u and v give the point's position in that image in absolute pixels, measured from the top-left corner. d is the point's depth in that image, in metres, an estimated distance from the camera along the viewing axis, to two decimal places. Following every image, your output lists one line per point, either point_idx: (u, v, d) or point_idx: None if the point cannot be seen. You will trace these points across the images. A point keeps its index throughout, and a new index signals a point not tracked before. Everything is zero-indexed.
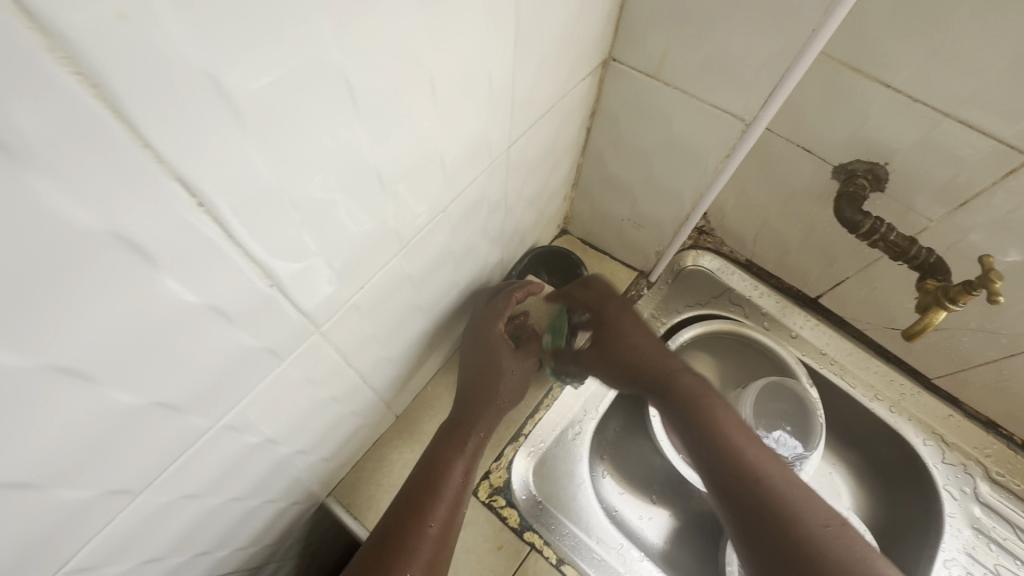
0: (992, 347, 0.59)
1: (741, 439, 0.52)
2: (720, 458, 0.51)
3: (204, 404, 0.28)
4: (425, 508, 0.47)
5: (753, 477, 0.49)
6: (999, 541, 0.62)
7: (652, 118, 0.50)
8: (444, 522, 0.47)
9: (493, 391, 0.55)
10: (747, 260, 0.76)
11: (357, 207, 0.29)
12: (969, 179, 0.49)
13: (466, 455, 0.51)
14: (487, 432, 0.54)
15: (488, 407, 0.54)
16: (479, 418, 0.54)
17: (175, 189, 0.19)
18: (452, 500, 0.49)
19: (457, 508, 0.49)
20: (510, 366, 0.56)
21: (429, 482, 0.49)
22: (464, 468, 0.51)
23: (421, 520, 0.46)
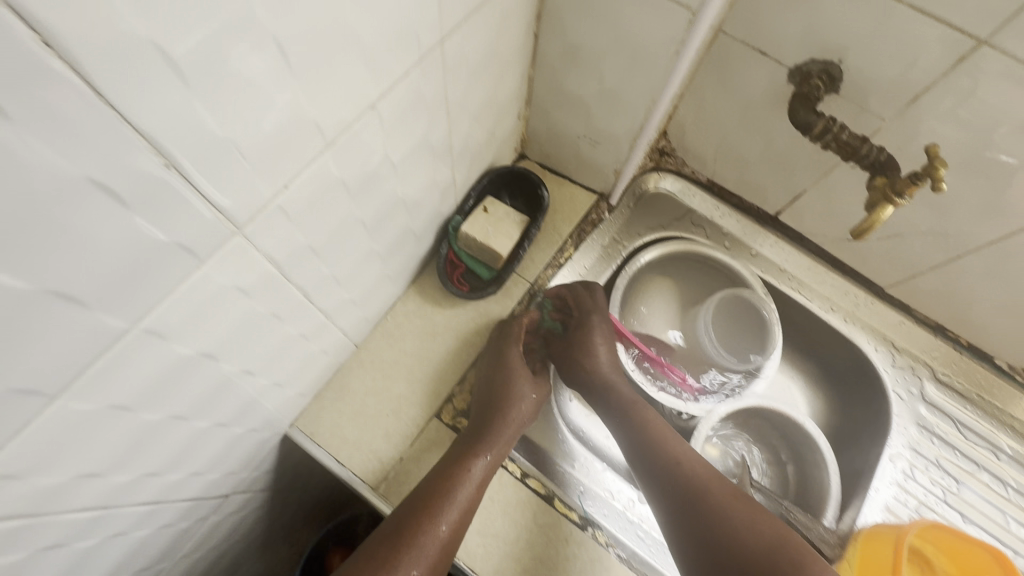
0: (940, 250, 0.60)
1: (671, 439, 0.54)
2: (648, 460, 0.53)
3: (114, 301, 0.26)
4: (438, 508, 0.48)
5: (677, 477, 0.51)
6: (940, 436, 0.66)
7: (600, 18, 0.47)
8: (453, 528, 0.48)
9: (512, 418, 0.56)
10: (709, 180, 0.74)
11: (261, 85, 0.27)
12: (920, 71, 0.48)
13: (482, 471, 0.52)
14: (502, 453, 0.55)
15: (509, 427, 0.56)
16: (498, 436, 0.54)
17: (9, 20, 0.17)
18: (462, 509, 0.49)
19: (468, 514, 0.50)
20: (527, 390, 0.59)
21: (442, 485, 0.50)
22: (481, 480, 0.52)
23: (430, 522, 0.47)
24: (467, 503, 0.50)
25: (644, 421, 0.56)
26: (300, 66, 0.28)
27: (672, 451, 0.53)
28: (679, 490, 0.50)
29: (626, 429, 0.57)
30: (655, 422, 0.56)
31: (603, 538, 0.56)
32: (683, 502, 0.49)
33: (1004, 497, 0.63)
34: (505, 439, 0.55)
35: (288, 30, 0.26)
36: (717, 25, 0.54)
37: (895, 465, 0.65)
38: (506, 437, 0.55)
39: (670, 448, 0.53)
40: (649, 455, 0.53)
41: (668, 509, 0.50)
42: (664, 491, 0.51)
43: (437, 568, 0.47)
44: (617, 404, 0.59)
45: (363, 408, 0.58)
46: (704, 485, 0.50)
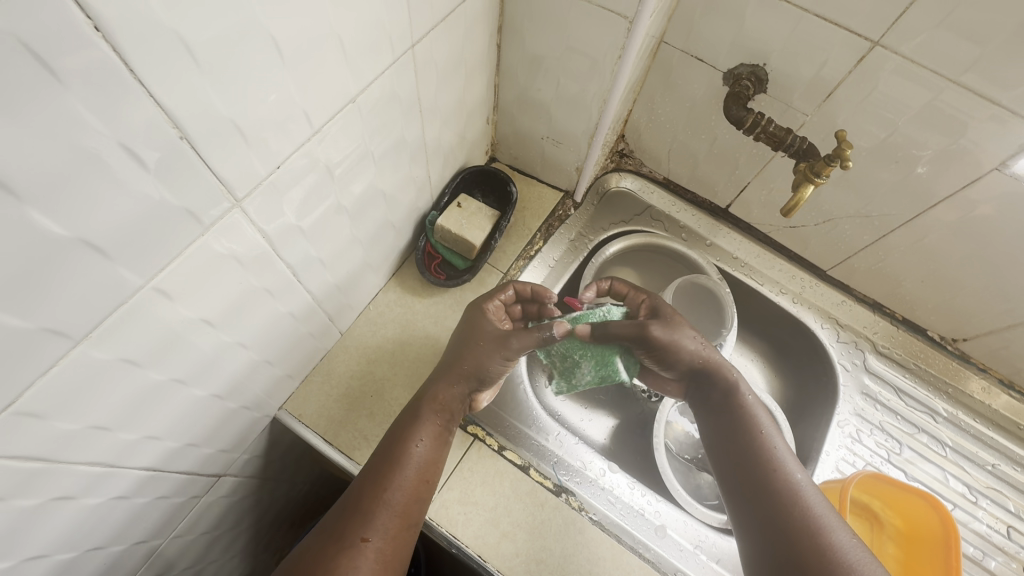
0: (867, 230, 0.68)
1: (767, 437, 0.53)
2: (749, 483, 0.51)
3: (131, 256, 0.31)
4: (387, 476, 0.49)
5: (775, 510, 0.49)
6: (883, 403, 0.72)
7: (553, 28, 0.54)
8: (409, 495, 0.49)
9: (469, 372, 0.56)
10: (665, 178, 0.82)
11: (260, 72, 0.32)
12: (830, 71, 0.55)
13: (431, 434, 0.53)
14: (451, 415, 0.56)
15: (458, 380, 0.56)
16: (446, 397, 0.55)
17: (69, 5, 0.22)
18: (415, 475, 0.50)
19: (421, 478, 0.51)
20: (483, 342, 0.57)
21: (393, 453, 0.51)
22: (431, 445, 0.53)
23: (383, 489, 0.48)
24: (418, 465, 0.51)
25: (750, 437, 0.54)
26: (291, 59, 0.34)
27: (776, 478, 0.50)
28: (777, 519, 0.48)
29: (723, 431, 0.56)
30: (764, 437, 0.53)
31: (577, 503, 0.60)
32: (778, 532, 0.47)
33: (943, 456, 0.69)
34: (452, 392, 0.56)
35: (282, 29, 0.32)
36: (659, 35, 0.62)
37: (843, 430, 0.70)
38: (457, 394, 0.56)
39: (769, 472, 0.51)
40: (753, 478, 0.51)
41: (758, 534, 0.49)
42: (759, 515, 0.49)
43: (395, 538, 0.47)
44: (722, 414, 0.56)
45: (348, 390, 0.62)
46: (794, 493, 0.49)
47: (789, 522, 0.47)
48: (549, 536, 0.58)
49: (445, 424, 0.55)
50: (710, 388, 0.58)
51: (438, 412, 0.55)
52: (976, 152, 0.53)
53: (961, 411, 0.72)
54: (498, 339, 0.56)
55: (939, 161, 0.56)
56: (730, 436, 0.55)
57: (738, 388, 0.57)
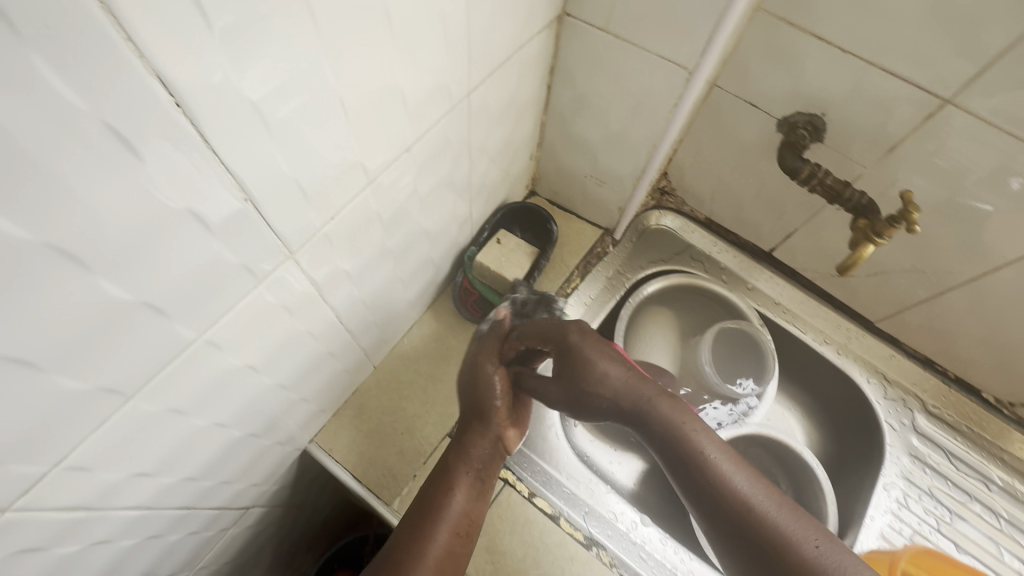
0: (923, 286, 0.64)
1: None
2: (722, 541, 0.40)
3: (188, 313, 0.30)
4: (425, 534, 0.47)
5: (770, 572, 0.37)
6: (933, 466, 0.69)
7: (607, 73, 0.53)
8: (446, 555, 0.47)
9: (478, 415, 0.52)
10: (707, 218, 0.80)
11: (325, 129, 0.31)
12: (895, 125, 0.53)
13: (465, 484, 0.51)
14: (484, 463, 0.52)
15: (486, 428, 0.52)
16: (473, 445, 0.52)
17: (155, 85, 0.21)
18: (451, 531, 0.48)
19: (458, 533, 0.48)
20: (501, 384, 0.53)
21: (428, 509, 0.49)
22: (465, 496, 0.50)
23: (423, 552, 0.46)
24: (453, 520, 0.48)
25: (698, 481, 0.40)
26: (356, 116, 0.33)
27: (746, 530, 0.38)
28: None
29: None
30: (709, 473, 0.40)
31: (608, 558, 0.58)
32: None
33: (997, 528, 0.65)
34: (485, 441, 0.52)
35: (349, 89, 0.31)
36: (713, 79, 0.60)
37: (889, 494, 0.67)
38: (484, 443, 0.52)
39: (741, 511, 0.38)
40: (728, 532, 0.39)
41: None
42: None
43: None
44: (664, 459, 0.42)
45: (379, 426, 0.61)
46: None
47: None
48: None
49: (479, 478, 0.52)
50: None
51: (470, 467, 0.51)
52: None
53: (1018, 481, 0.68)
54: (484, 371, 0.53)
55: (1009, 223, 0.53)
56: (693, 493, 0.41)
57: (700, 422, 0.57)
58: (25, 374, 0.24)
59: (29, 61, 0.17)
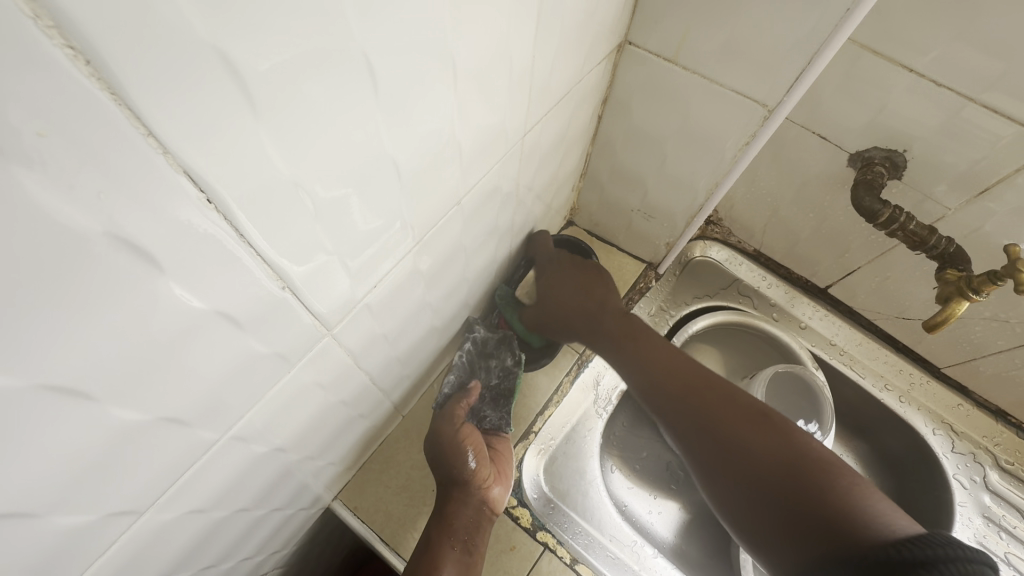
0: (1004, 336, 0.59)
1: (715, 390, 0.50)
2: (708, 446, 0.48)
3: (211, 416, 0.26)
4: None
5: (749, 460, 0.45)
6: (1008, 530, 0.63)
7: (667, 105, 0.48)
8: None
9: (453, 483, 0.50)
10: (756, 250, 0.74)
11: (374, 196, 0.26)
12: (991, 167, 0.47)
13: (452, 562, 0.47)
14: (468, 534, 0.50)
15: (464, 496, 0.50)
16: (454, 515, 0.50)
17: (181, 182, 0.16)
18: None
19: None
20: (473, 450, 0.51)
21: None
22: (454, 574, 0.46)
23: None
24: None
25: (688, 398, 0.50)
26: (408, 177, 0.28)
27: (729, 429, 0.47)
28: (756, 464, 0.45)
29: (667, 410, 0.51)
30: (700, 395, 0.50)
31: None
32: (759, 482, 0.44)
33: None
34: (467, 509, 0.50)
35: (403, 149, 0.26)
36: None
37: None
38: (467, 512, 0.50)
39: (725, 416, 0.48)
40: (717, 433, 0.47)
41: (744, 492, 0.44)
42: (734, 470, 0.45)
43: None
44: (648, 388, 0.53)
45: (408, 481, 0.57)
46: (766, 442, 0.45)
47: (768, 467, 0.44)
48: None
49: (466, 549, 0.49)
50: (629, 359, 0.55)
51: (454, 539, 0.49)
52: None
53: None
54: (458, 443, 0.51)
55: None
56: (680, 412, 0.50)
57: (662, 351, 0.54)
58: (17, 524, 0.19)
59: (13, 177, 0.13)
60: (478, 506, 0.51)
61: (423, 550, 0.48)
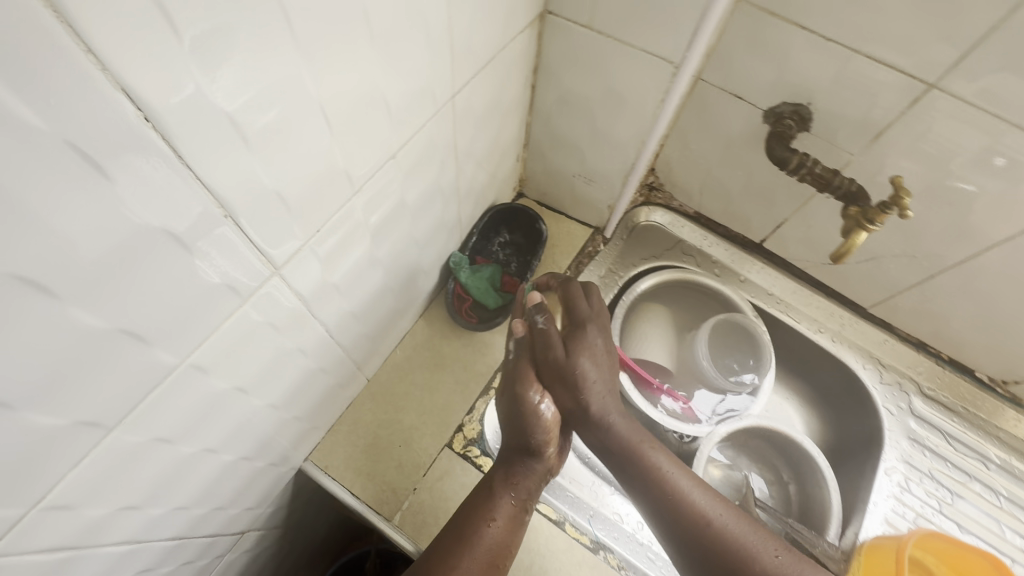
0: (914, 271, 0.65)
1: (675, 480, 0.51)
2: (701, 548, 0.49)
3: (169, 337, 0.29)
4: (456, 553, 0.48)
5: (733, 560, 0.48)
6: (932, 449, 0.69)
7: (592, 70, 0.52)
8: None
9: (527, 447, 0.55)
10: (696, 212, 0.80)
11: (306, 138, 0.30)
12: (881, 112, 0.53)
13: (505, 515, 0.52)
14: (527, 495, 0.54)
15: (535, 461, 0.54)
16: (521, 475, 0.54)
17: (122, 101, 0.20)
18: (484, 563, 0.49)
19: (497, 558, 0.50)
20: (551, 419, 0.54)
21: (462, 533, 0.50)
22: (504, 526, 0.51)
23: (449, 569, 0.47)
24: (488, 549, 0.49)
25: (684, 506, 0.50)
26: (337, 123, 0.32)
27: (720, 532, 0.49)
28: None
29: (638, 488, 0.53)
30: (696, 502, 0.50)
31: (615, 561, 0.58)
32: (726, 571, 0.48)
33: (998, 506, 0.66)
34: (532, 474, 0.55)
35: (330, 95, 0.30)
36: (697, 73, 0.60)
37: (890, 478, 0.67)
38: (533, 477, 0.54)
39: (754, 559, 0.47)
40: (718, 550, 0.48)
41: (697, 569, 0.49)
42: (716, 562, 0.48)
43: None
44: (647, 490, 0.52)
45: (376, 440, 0.60)
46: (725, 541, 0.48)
47: (748, 557, 0.48)
48: None
49: (521, 506, 0.53)
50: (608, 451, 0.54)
51: (513, 493, 0.53)
52: None
53: (1014, 458, 0.69)
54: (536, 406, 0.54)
55: (996, 205, 0.54)
56: (673, 518, 0.50)
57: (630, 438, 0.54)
58: None
59: None
60: (540, 469, 0.55)
61: (479, 494, 0.53)
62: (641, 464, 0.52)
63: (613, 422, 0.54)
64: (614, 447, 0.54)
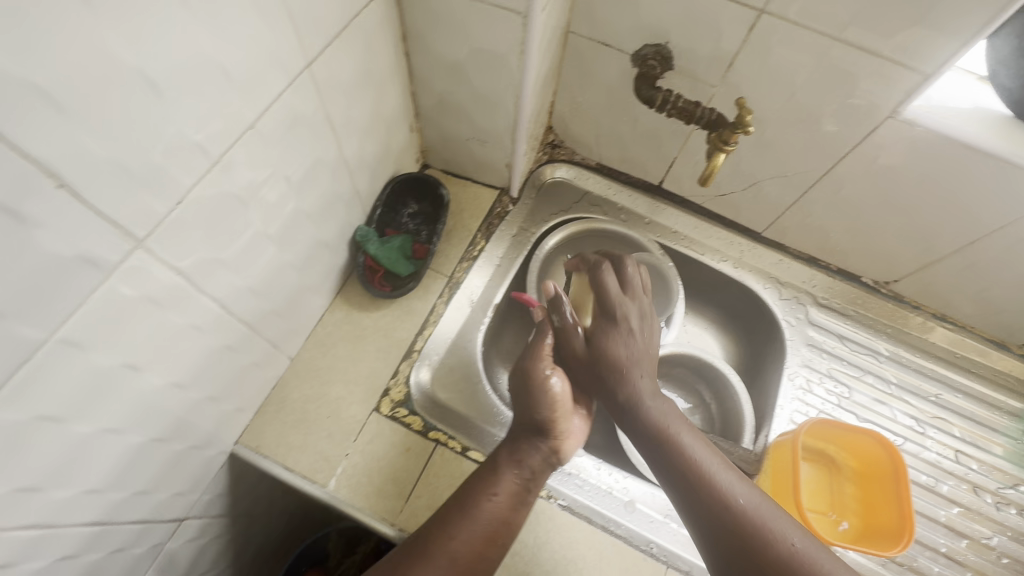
0: (790, 189, 0.70)
1: (678, 430, 0.55)
2: (710, 517, 0.49)
3: (26, 310, 0.30)
4: (457, 522, 0.51)
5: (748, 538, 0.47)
6: (829, 351, 0.75)
7: (453, 31, 0.55)
8: (472, 551, 0.50)
9: (534, 426, 0.57)
10: (598, 163, 0.84)
11: (133, 108, 0.32)
12: (726, 44, 0.57)
13: (507, 491, 0.54)
14: (529, 474, 0.55)
15: (537, 437, 0.57)
16: (525, 454, 0.56)
17: None
18: (486, 534, 0.51)
19: (499, 529, 0.52)
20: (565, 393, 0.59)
21: (467, 505, 0.52)
22: (506, 502, 0.53)
23: (450, 539, 0.50)
24: (485, 524, 0.51)
25: (682, 451, 0.53)
26: (171, 94, 0.34)
27: (734, 500, 0.49)
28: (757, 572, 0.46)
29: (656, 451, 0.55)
30: (718, 476, 0.51)
31: (544, 491, 0.62)
32: (741, 551, 0.47)
33: (887, 392, 0.73)
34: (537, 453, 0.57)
35: (154, 65, 0.32)
36: (564, 26, 0.63)
37: (793, 382, 0.73)
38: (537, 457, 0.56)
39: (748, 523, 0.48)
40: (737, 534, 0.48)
41: (711, 543, 0.49)
42: (727, 538, 0.48)
43: None
44: (663, 454, 0.54)
45: (304, 414, 0.62)
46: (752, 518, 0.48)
47: (745, 525, 0.48)
48: (520, 528, 0.59)
49: (523, 484, 0.55)
50: (615, 396, 0.59)
51: (516, 469, 0.55)
52: (871, 106, 0.56)
53: (901, 348, 0.76)
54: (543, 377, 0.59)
55: (840, 116, 0.59)
56: (691, 486, 0.51)
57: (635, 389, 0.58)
58: None
59: None
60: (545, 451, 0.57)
61: (485, 469, 0.55)
62: (651, 426, 0.55)
63: (631, 386, 0.58)
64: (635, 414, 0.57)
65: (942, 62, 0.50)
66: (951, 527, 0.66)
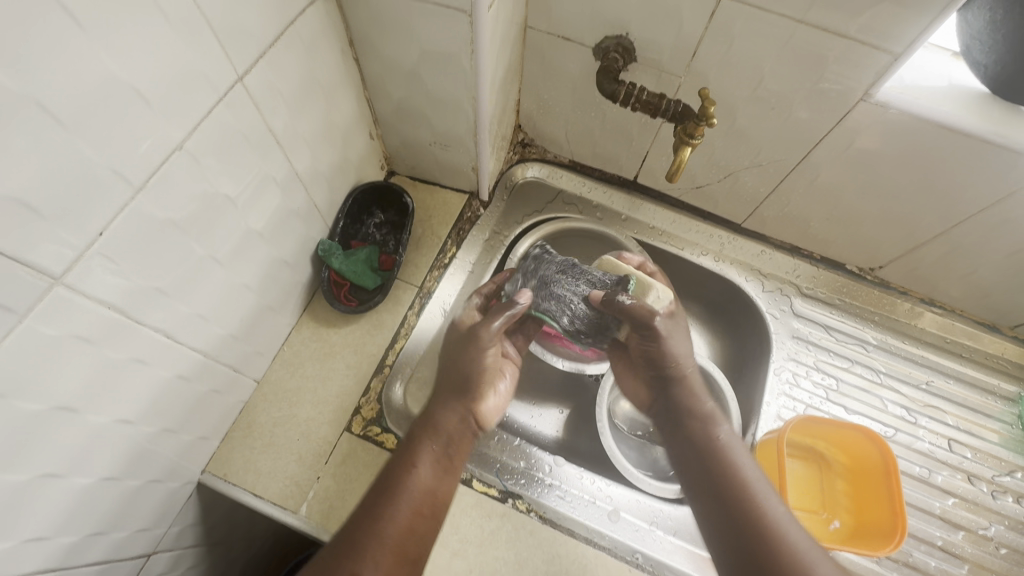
0: (767, 178, 0.68)
1: (736, 459, 0.55)
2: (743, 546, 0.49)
3: None
4: (386, 504, 0.48)
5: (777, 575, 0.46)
6: (815, 342, 0.73)
7: (400, 34, 0.52)
8: (400, 530, 0.47)
9: (449, 397, 0.57)
10: (570, 160, 0.82)
11: (25, 137, 0.29)
12: (687, 32, 0.55)
13: (428, 461, 0.52)
14: (448, 440, 0.54)
15: (452, 402, 0.57)
16: (439, 420, 0.55)
17: None
18: (412, 508, 0.48)
19: (427, 497, 0.50)
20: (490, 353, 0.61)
21: (391, 484, 0.49)
22: (428, 472, 0.51)
23: (376, 522, 0.46)
24: (412, 497, 0.49)
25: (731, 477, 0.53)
26: (71, 120, 0.32)
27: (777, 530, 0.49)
28: None
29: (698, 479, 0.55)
30: (757, 495, 0.52)
31: (524, 505, 0.59)
32: None
33: (876, 382, 0.71)
34: (454, 420, 0.56)
35: (46, 91, 0.30)
36: (521, 21, 0.61)
37: (780, 377, 0.71)
38: (451, 419, 0.55)
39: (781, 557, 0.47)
40: (772, 571, 0.46)
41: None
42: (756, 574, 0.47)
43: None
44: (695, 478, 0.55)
45: (274, 438, 0.60)
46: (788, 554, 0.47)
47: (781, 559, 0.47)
48: (500, 545, 0.57)
49: (445, 451, 0.54)
50: (683, 422, 0.60)
51: (434, 438, 0.54)
52: (842, 89, 0.54)
53: (890, 336, 0.74)
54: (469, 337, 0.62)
55: (811, 102, 0.56)
56: (725, 513, 0.51)
57: (709, 417, 0.59)
58: None
59: None
60: (463, 415, 0.57)
61: (404, 444, 0.53)
62: (716, 450, 0.56)
63: (716, 421, 0.58)
64: (710, 430, 0.58)
65: (911, 41, 0.47)
66: (946, 519, 0.64)
